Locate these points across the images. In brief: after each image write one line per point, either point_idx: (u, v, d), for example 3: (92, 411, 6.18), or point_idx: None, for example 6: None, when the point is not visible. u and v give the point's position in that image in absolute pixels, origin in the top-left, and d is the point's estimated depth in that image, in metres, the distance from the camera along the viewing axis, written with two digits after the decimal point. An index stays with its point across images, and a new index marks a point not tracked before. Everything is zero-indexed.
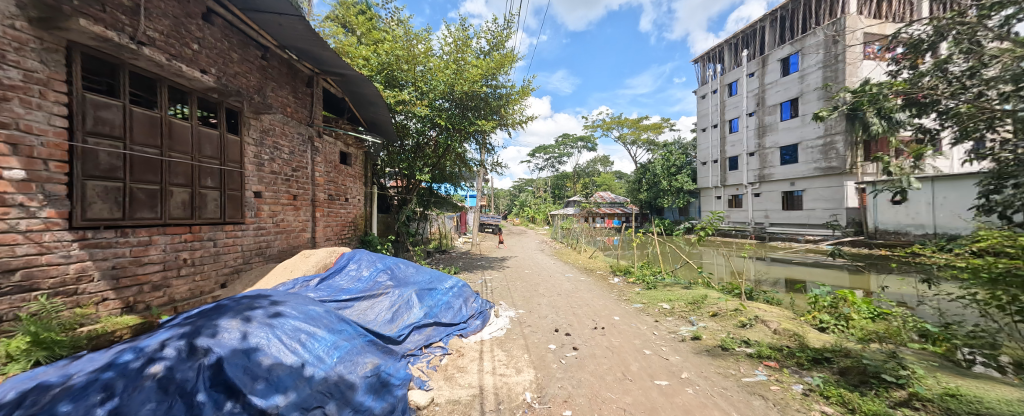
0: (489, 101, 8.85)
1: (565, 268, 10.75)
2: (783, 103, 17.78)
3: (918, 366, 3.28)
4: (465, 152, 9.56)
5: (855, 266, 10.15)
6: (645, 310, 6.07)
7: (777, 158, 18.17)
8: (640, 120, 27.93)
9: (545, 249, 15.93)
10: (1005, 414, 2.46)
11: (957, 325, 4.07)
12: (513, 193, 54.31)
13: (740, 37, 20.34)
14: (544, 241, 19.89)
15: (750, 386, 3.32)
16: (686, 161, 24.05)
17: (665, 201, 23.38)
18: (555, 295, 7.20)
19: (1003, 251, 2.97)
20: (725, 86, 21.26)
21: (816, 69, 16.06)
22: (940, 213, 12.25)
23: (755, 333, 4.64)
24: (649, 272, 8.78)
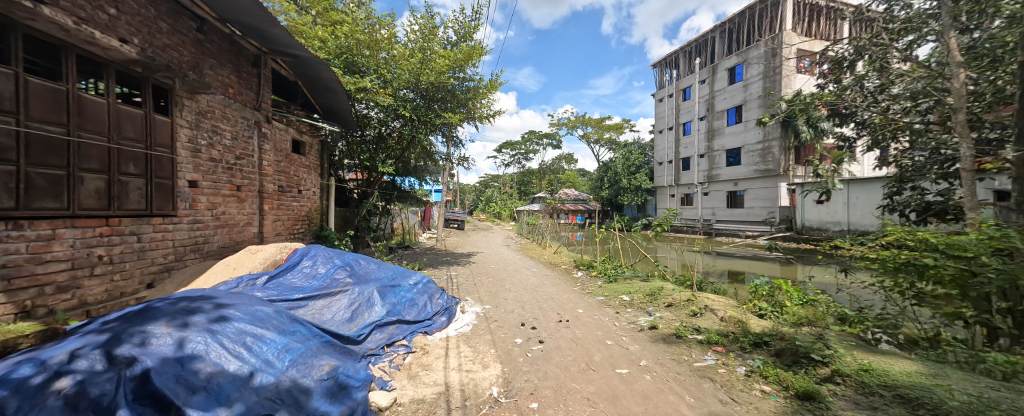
0: (456, 94, 8.68)
1: (531, 263, 10.90)
2: (729, 109, 19.12)
3: (838, 346, 3.67)
4: (430, 145, 9.29)
5: (786, 258, 11.20)
6: (607, 302, 6.28)
7: (724, 160, 19.49)
8: (603, 120, 28.86)
9: (511, 244, 16.06)
10: (907, 384, 2.80)
11: (868, 309, 4.61)
12: (480, 189, 54.08)
13: (693, 44, 21.56)
14: (510, 236, 20.04)
15: (701, 370, 3.54)
16: (645, 161, 25.21)
17: (625, 198, 24.43)
18: (521, 289, 7.26)
19: (906, 243, 3.44)
20: (680, 91, 22.48)
21: (758, 79, 17.42)
22: (853, 212, 13.92)
23: (705, 321, 4.96)
24: (610, 265, 9.13)
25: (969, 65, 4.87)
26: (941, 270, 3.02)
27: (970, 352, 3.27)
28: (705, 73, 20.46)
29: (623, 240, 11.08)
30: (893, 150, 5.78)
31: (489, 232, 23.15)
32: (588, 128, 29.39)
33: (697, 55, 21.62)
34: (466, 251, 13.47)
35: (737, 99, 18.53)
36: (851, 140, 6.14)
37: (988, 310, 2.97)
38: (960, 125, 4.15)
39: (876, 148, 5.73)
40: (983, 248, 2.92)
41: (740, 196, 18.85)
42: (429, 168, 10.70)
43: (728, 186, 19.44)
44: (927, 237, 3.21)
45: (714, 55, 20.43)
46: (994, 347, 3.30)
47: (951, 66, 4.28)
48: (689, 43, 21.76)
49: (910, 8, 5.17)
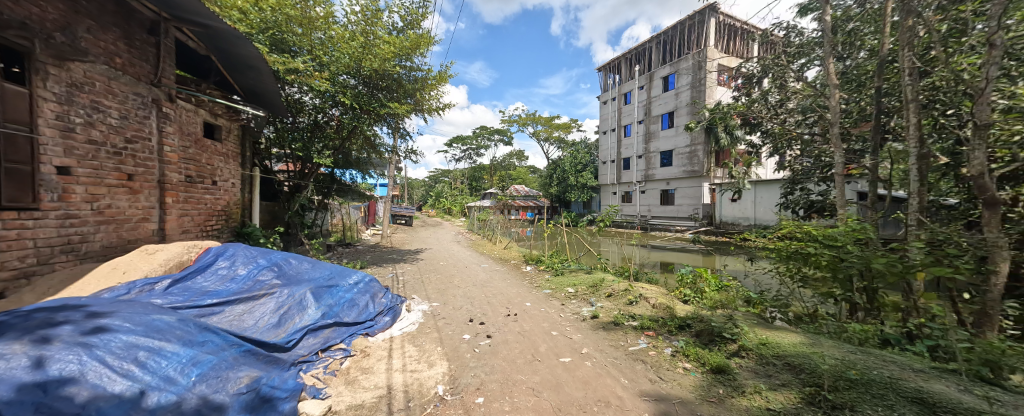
0: (403, 83, 8.29)
1: (481, 259, 10.87)
2: (663, 114, 20.78)
3: (744, 324, 4.21)
4: (373, 136, 8.75)
5: (708, 250, 12.58)
6: (554, 295, 6.49)
7: (659, 161, 21.17)
8: (552, 118, 29.66)
9: (461, 240, 15.89)
10: (793, 352, 3.30)
11: (768, 291, 5.36)
12: (429, 184, 52.54)
13: (634, 51, 23.01)
14: (461, 232, 19.80)
15: (635, 353, 3.82)
16: (591, 159, 26.46)
17: (573, 195, 25.40)
18: (469, 285, 7.20)
19: (794, 234, 4.06)
20: (622, 94, 23.90)
21: (687, 89, 19.14)
22: (760, 210, 16.05)
23: (639, 308, 5.36)
24: (557, 259, 9.45)
25: (844, 87, 5.86)
26: (822, 256, 3.61)
27: (841, 323, 3.96)
28: (643, 79, 22.01)
29: (569, 235, 11.50)
30: (790, 156, 6.75)
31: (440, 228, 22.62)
32: (538, 126, 29.99)
33: (637, 62, 23.13)
34: (414, 248, 13.00)
35: (670, 105, 20.23)
36: (760, 146, 7.02)
37: (855, 289, 3.60)
38: (835, 136, 4.98)
39: (779, 154, 6.64)
40: (851, 238, 3.55)
41: (671, 194, 20.66)
42: (372, 160, 10.08)
43: (661, 184, 21.16)
44: (810, 229, 3.82)
45: (651, 63, 22.04)
46: (858, 319, 4.03)
47: (829, 87, 5.08)
48: (630, 50, 23.22)
49: (803, 36, 6.08)
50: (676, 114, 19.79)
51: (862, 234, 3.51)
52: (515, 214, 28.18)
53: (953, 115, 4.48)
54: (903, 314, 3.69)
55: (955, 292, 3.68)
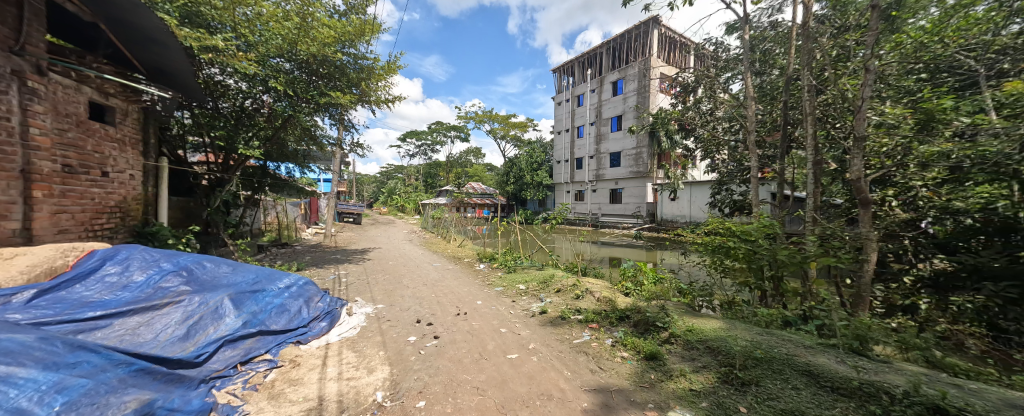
0: (346, 72, 7.77)
1: (433, 258, 10.58)
2: (612, 118, 21.92)
3: (674, 313, 4.59)
4: (313, 126, 8.09)
5: (650, 245, 13.55)
6: (505, 292, 6.53)
7: (608, 161, 22.27)
8: (507, 117, 29.80)
9: (414, 239, 15.33)
10: (712, 336, 3.69)
11: (696, 282, 5.91)
12: (378, 180, 50.00)
13: (585, 56, 23.96)
14: (414, 230, 19.12)
15: (579, 346, 3.99)
16: (545, 158, 27.07)
17: (528, 193, 25.84)
18: (419, 285, 6.98)
19: (717, 229, 4.51)
20: (575, 97, 24.75)
21: (634, 95, 20.44)
22: (694, 208, 17.63)
23: (585, 302, 5.60)
24: (510, 257, 9.53)
25: (760, 100, 6.64)
26: (739, 249, 4.06)
27: (753, 308, 4.51)
28: (595, 83, 23.01)
29: (522, 232, 11.66)
30: (717, 160, 7.49)
31: (390, 226, 21.63)
32: (494, 123, 29.98)
33: (588, 66, 24.08)
34: (361, 247, 12.28)
35: (618, 110, 21.42)
36: (693, 151, 7.70)
37: (764, 278, 4.11)
38: (751, 144, 5.64)
39: (710, 158, 7.33)
40: (762, 234, 4.03)
41: (618, 194, 21.88)
42: (312, 153, 9.31)
43: (610, 183, 22.32)
44: (729, 224, 4.28)
45: (601, 69, 23.11)
46: (767, 305, 4.61)
47: (747, 100, 5.74)
48: (582, 55, 24.11)
49: (729, 52, 6.75)
50: (624, 118, 21.02)
51: (771, 230, 4.00)
52: (471, 212, 27.94)
53: (840, 129, 5.30)
54: (800, 299, 4.29)
55: (837, 278, 4.37)
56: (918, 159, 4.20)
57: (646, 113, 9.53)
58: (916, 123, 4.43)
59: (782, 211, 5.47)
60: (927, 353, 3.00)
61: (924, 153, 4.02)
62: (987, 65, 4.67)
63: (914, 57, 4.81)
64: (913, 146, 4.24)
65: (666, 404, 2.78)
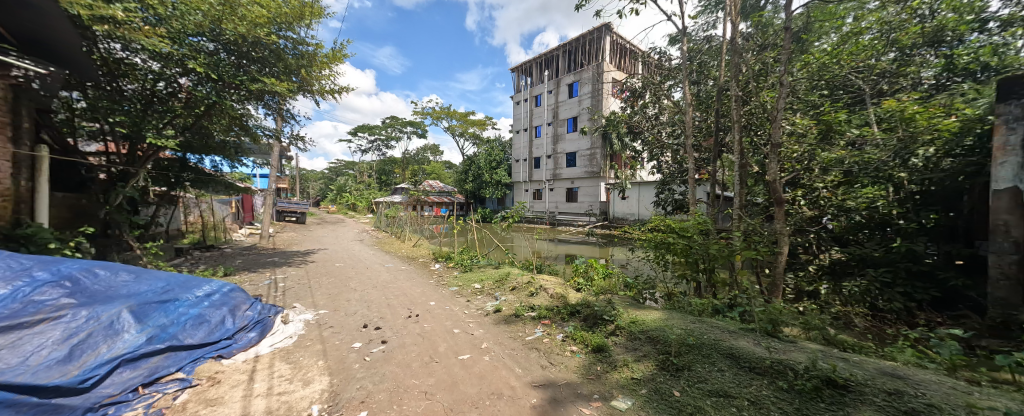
0: (284, 57, 7.12)
1: (386, 258, 10.07)
2: (568, 119, 22.54)
3: (620, 306, 4.82)
4: (245, 116, 7.29)
5: (604, 242, 14.15)
6: (460, 292, 6.41)
7: (564, 161, 22.85)
8: (466, 114, 29.36)
9: (366, 239, 14.52)
10: (650, 324, 3.94)
11: (641, 276, 6.27)
12: (326, 177, 46.69)
13: (543, 58, 24.38)
14: (366, 230, 18.13)
15: (531, 342, 4.05)
16: (504, 157, 27.12)
17: (487, 192, 25.84)
18: (367, 287, 6.61)
19: (660, 226, 4.83)
20: (533, 97, 25.07)
21: (589, 97, 21.21)
22: (642, 206, 18.64)
23: (540, 298, 5.68)
24: (467, 256, 9.38)
25: (698, 107, 7.21)
26: (678, 244, 4.40)
27: (690, 299, 4.88)
28: (552, 84, 23.51)
29: (480, 231, 11.53)
30: (662, 162, 8.00)
31: (339, 226, 20.28)
32: (452, 120, 29.39)
33: (545, 67, 24.52)
34: (304, 249, 11.33)
35: (574, 111, 22.08)
36: (641, 153, 8.16)
37: (698, 270, 4.47)
38: (689, 148, 6.10)
39: (656, 159, 7.83)
40: (697, 230, 4.39)
41: (574, 193, 22.56)
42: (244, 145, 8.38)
43: (567, 183, 22.93)
44: (669, 221, 4.62)
45: (558, 70, 23.66)
46: (701, 295, 5.02)
47: (686, 107, 6.21)
48: (539, 56, 24.50)
49: (671, 61, 7.23)
50: (579, 120, 21.73)
51: (705, 226, 4.36)
52: (428, 210, 27.14)
53: (761, 136, 5.95)
54: (728, 288, 4.74)
55: (758, 269, 4.89)
56: (820, 164, 4.85)
57: (600, 116, 9.94)
58: (819, 133, 5.11)
59: (714, 209, 6.00)
60: (824, 332, 3.47)
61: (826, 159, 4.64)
62: (871, 85, 5.54)
63: (818, 75, 5.56)
64: (814, 153, 4.86)
65: (610, 393, 2.91)
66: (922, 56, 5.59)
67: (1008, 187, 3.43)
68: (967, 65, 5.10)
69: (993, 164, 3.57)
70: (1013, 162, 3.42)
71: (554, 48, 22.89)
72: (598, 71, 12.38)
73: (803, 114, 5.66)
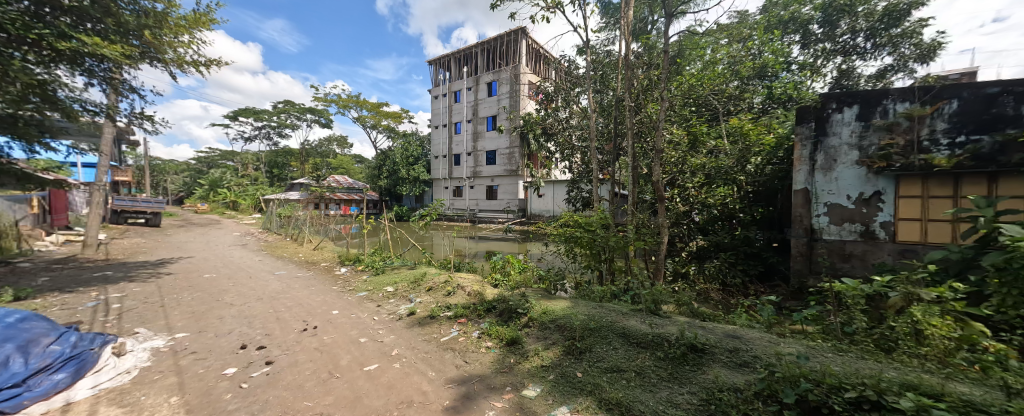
0: (117, 12, 5.45)
1: (277, 264, 8.68)
2: (488, 117, 22.71)
3: (534, 299, 5.02)
4: (52, 83, 5.40)
5: (524, 238, 14.63)
6: (369, 297, 5.90)
7: (484, 159, 22.95)
8: (379, 105, 27.23)
9: (251, 243, 12.31)
10: (555, 311, 4.19)
11: (553, 268, 6.64)
12: (193, 169, 38.22)
13: (462, 54, 24.09)
14: (254, 232, 15.42)
15: (446, 343, 3.95)
16: (421, 153, 25.97)
17: (404, 189, 24.69)
18: (250, 300, 5.59)
19: (569, 221, 5.19)
20: (451, 92, 24.55)
21: (507, 97, 21.68)
22: (557, 204, 19.79)
23: (456, 297, 5.56)
24: (379, 257, 8.66)
25: (601, 113, 7.96)
26: (583, 237, 4.79)
27: (594, 286, 5.35)
28: (470, 81, 23.41)
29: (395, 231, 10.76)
30: (573, 162, 8.62)
31: (215, 228, 16.81)
32: (362, 110, 26.90)
33: (464, 64, 24.26)
34: (158, 258, 9.02)
35: (493, 110, 22.33)
36: (554, 153, 8.66)
37: (601, 260, 4.94)
38: (594, 149, 6.69)
39: (568, 159, 8.41)
40: (600, 224, 4.82)
41: (494, 190, 22.83)
42: (57, 124, 6.25)
43: (487, 181, 23.06)
44: (575, 218, 4.99)
45: (477, 68, 23.62)
46: (602, 282, 5.54)
47: (591, 112, 6.79)
48: (457, 51, 24.12)
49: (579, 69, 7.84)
50: (498, 118, 22.04)
51: (606, 220, 4.82)
52: (335, 208, 24.59)
53: (649, 143, 6.88)
54: (624, 275, 5.33)
55: (647, 257, 5.62)
56: (690, 168, 5.70)
57: (518, 116, 10.26)
58: (690, 142, 6.12)
59: (614, 205, 6.70)
60: (691, 306, 4.19)
61: (694, 165, 5.60)
62: (725, 104, 6.86)
63: (688, 93, 6.66)
64: (686, 158, 5.80)
65: (522, 383, 3.00)
66: (756, 86, 7.23)
67: (801, 188, 5.00)
68: (780, 95, 6.83)
69: (794, 171, 5.10)
70: (804, 170, 4.99)
71: (473, 46, 22.79)
72: (517, 72, 12.75)
73: (679, 124, 6.70)
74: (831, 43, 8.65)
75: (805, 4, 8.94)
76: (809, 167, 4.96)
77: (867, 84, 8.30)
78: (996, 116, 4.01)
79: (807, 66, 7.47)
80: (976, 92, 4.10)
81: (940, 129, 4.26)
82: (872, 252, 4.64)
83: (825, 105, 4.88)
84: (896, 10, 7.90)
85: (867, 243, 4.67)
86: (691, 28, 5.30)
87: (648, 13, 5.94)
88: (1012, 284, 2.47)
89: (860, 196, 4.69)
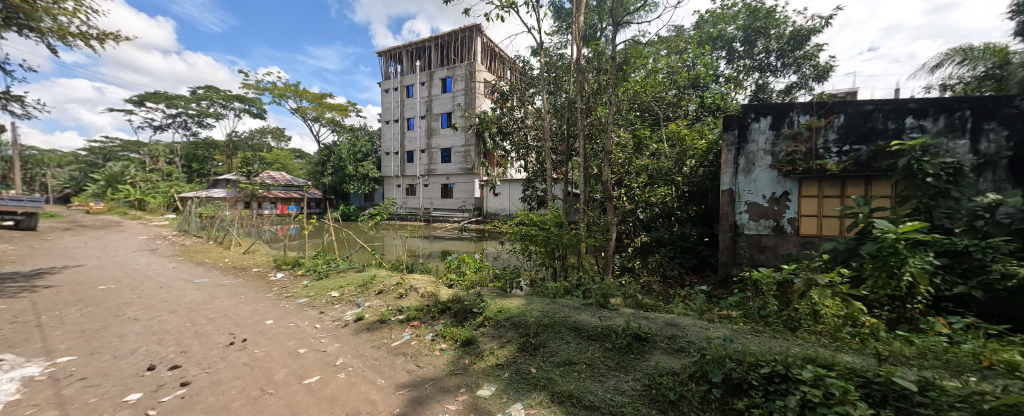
0: None
1: (199, 271, 7.70)
2: (443, 114, 22.21)
3: (489, 297, 5.02)
4: None
5: (480, 236, 14.57)
6: (310, 304, 5.49)
7: (439, 157, 22.43)
8: (322, 96, 25.34)
9: (166, 247, 10.80)
10: (511, 308, 4.24)
11: (508, 266, 6.68)
12: (87, 162, 32.50)
13: (414, 47, 23.24)
14: (170, 235, 13.52)
15: (397, 348, 3.81)
16: (371, 149, 24.67)
17: (351, 187, 23.34)
18: (163, 313, 4.91)
19: (523, 219, 5.28)
20: (403, 87, 23.60)
21: (462, 94, 21.36)
22: (513, 202, 19.96)
23: (408, 299, 5.36)
24: (322, 260, 8.08)
25: (555, 114, 8.16)
26: (538, 235, 4.91)
27: (548, 283, 5.48)
28: (423, 76, 22.72)
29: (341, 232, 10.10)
30: (527, 161, 8.74)
31: (118, 230, 14.46)
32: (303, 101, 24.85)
33: (417, 57, 23.43)
34: (38, 268, 7.54)
35: (448, 107, 21.89)
36: (510, 152, 8.72)
37: (554, 258, 5.08)
38: (547, 149, 6.84)
39: (523, 159, 8.51)
40: (554, 222, 4.97)
41: (450, 189, 22.42)
42: None
43: (442, 179, 22.55)
44: (530, 216, 5.09)
45: (431, 63, 22.95)
46: (555, 279, 5.70)
47: (545, 112, 6.94)
48: (409, 44, 23.22)
49: (533, 70, 7.95)
50: (454, 116, 21.64)
51: (560, 218, 4.98)
52: (271, 208, 22.61)
53: (598, 144, 7.19)
54: (575, 271, 5.52)
55: (597, 252, 5.89)
56: (635, 169, 6.12)
57: (473, 113, 10.14)
58: (635, 145, 6.53)
59: (566, 203, 6.91)
60: (636, 298, 4.48)
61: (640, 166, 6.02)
62: (666, 110, 7.40)
63: (634, 99, 7.08)
64: (631, 160, 6.19)
65: (476, 383, 2.99)
66: (691, 95, 7.92)
67: (727, 189, 5.58)
68: (710, 105, 7.56)
69: (721, 173, 5.68)
70: (729, 172, 5.58)
71: (426, 39, 22.08)
72: (471, 68, 12.60)
73: (625, 127, 7.09)
74: (750, 59, 9.77)
75: (731, 23, 9.98)
76: (733, 170, 5.54)
77: (780, 97, 9.47)
78: (871, 129, 4.80)
79: (732, 78, 8.35)
80: (857, 108, 4.87)
81: (833, 139, 5.00)
82: (781, 244, 5.34)
83: (746, 115, 5.49)
84: (800, 35, 9.15)
85: (778, 236, 5.35)
86: (636, 38, 5.63)
87: (597, 19, 6.19)
88: (882, 268, 2.98)
89: (772, 196, 5.36)
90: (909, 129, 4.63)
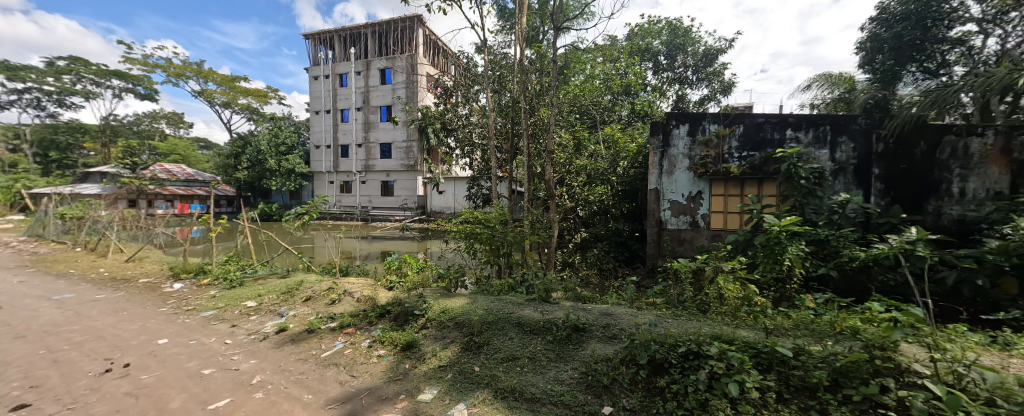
0: None
1: (65, 285, 6.30)
2: (381, 107, 21.00)
3: (431, 298, 4.89)
4: None
5: (423, 236, 14.10)
6: (220, 317, 4.82)
7: (378, 152, 21.20)
8: (234, 79, 22.27)
9: (15, 257, 8.63)
10: (455, 308, 4.19)
11: (451, 266, 6.55)
12: None
13: (348, 33, 21.60)
14: (22, 241, 10.83)
15: (328, 359, 3.53)
16: (298, 141, 22.40)
17: (274, 183, 20.96)
18: (8, 340, 3.93)
19: (469, 217, 5.27)
20: (336, 75, 21.82)
21: (403, 87, 20.43)
22: (457, 200, 19.62)
23: (342, 305, 4.99)
24: (237, 266, 7.13)
25: (499, 113, 8.21)
26: (483, 233, 4.95)
27: (492, 280, 5.51)
28: (359, 65, 21.24)
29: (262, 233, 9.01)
30: (472, 159, 8.66)
31: None
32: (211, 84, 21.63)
33: (352, 44, 21.82)
34: None
35: (388, 99, 20.81)
36: (454, 149, 8.57)
37: (499, 255, 5.11)
38: (494, 146, 6.82)
39: (467, 156, 8.41)
40: (498, 220, 5.05)
41: (389, 186, 21.31)
42: None
43: (381, 175, 21.33)
44: (475, 215, 5.10)
45: (367, 51, 21.55)
46: (499, 276, 5.75)
47: (488, 110, 6.94)
48: (343, 29, 21.53)
49: (476, 67, 7.91)
50: (393, 109, 20.60)
51: (504, 216, 5.06)
52: (164, 206, 19.13)
53: (541, 144, 7.39)
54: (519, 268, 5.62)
55: (540, 248, 6.08)
56: (575, 168, 6.53)
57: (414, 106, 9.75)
58: (574, 146, 6.87)
59: (510, 201, 7.01)
60: (575, 291, 4.72)
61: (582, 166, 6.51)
62: (603, 113, 7.88)
63: (574, 102, 7.43)
64: (572, 160, 6.54)
65: (416, 388, 2.91)
66: (623, 101, 8.55)
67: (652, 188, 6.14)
68: (640, 111, 8.29)
69: (648, 174, 6.23)
70: (655, 173, 6.15)
71: (362, 26, 20.66)
72: (412, 60, 12.10)
73: (565, 128, 7.40)
74: (672, 72, 10.86)
75: (656, 38, 11.00)
76: (658, 171, 6.12)
77: (697, 106, 10.66)
78: (763, 139, 5.65)
79: (657, 88, 9.19)
80: (752, 121, 5.68)
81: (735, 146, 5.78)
82: (696, 237, 6.05)
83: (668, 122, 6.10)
84: (711, 53, 10.43)
85: (693, 230, 6.04)
86: (575, 43, 5.91)
87: (538, 22, 6.36)
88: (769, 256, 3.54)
89: (689, 195, 6.03)
90: (789, 140, 5.53)
